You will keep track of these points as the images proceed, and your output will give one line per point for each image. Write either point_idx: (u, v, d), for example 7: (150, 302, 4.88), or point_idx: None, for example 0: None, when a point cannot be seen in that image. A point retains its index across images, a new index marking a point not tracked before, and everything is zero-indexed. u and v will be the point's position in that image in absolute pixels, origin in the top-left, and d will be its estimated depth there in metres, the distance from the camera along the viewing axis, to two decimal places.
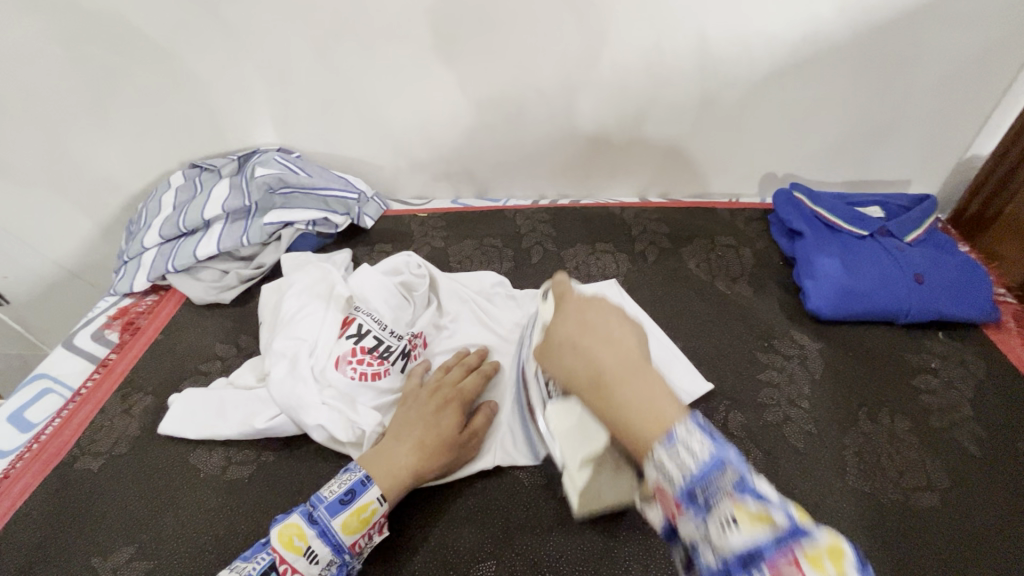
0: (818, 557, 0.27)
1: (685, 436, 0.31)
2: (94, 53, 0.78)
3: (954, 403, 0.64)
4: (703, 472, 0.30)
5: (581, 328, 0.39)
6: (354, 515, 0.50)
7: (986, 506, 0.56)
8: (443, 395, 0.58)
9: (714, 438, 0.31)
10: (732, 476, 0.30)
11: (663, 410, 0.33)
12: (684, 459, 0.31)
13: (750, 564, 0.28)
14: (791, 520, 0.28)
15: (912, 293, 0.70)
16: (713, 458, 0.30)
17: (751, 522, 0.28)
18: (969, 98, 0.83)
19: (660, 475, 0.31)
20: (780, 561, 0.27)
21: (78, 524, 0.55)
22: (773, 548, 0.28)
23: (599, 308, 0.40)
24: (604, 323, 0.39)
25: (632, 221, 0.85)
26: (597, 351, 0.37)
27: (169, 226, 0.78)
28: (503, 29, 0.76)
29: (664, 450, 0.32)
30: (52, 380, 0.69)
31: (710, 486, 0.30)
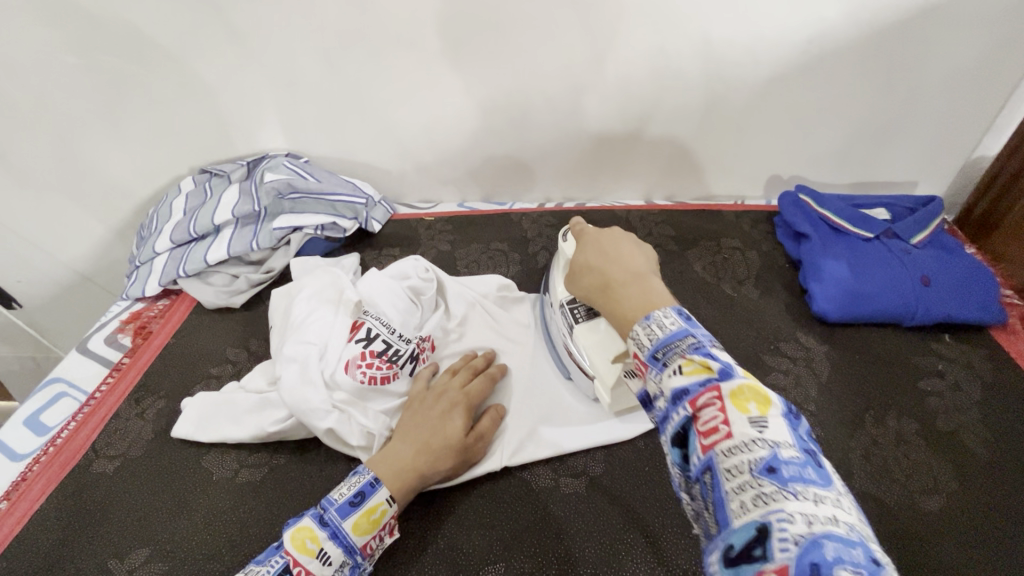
0: (743, 399, 0.34)
1: (660, 317, 0.41)
2: (106, 62, 0.79)
3: (961, 405, 0.64)
4: (667, 338, 0.39)
5: (598, 253, 0.54)
6: (365, 517, 0.50)
7: (994, 509, 0.56)
8: (449, 398, 0.58)
9: (686, 321, 0.40)
10: (688, 343, 0.38)
11: (653, 300, 0.45)
12: (655, 331, 0.40)
13: (681, 396, 0.35)
14: (727, 370, 0.35)
15: (918, 296, 0.70)
16: (679, 330, 0.39)
17: (694, 371, 0.36)
18: (975, 99, 0.82)
19: (637, 344, 0.41)
20: (704, 394, 0.35)
21: (95, 526, 0.56)
22: (703, 387, 0.35)
23: (614, 238, 0.56)
24: (617, 248, 0.54)
25: (638, 224, 0.86)
26: (608, 267, 0.51)
27: (180, 231, 0.79)
28: (509, 34, 0.76)
29: (641, 326, 0.41)
30: (67, 384, 0.70)
31: (670, 348, 0.38)
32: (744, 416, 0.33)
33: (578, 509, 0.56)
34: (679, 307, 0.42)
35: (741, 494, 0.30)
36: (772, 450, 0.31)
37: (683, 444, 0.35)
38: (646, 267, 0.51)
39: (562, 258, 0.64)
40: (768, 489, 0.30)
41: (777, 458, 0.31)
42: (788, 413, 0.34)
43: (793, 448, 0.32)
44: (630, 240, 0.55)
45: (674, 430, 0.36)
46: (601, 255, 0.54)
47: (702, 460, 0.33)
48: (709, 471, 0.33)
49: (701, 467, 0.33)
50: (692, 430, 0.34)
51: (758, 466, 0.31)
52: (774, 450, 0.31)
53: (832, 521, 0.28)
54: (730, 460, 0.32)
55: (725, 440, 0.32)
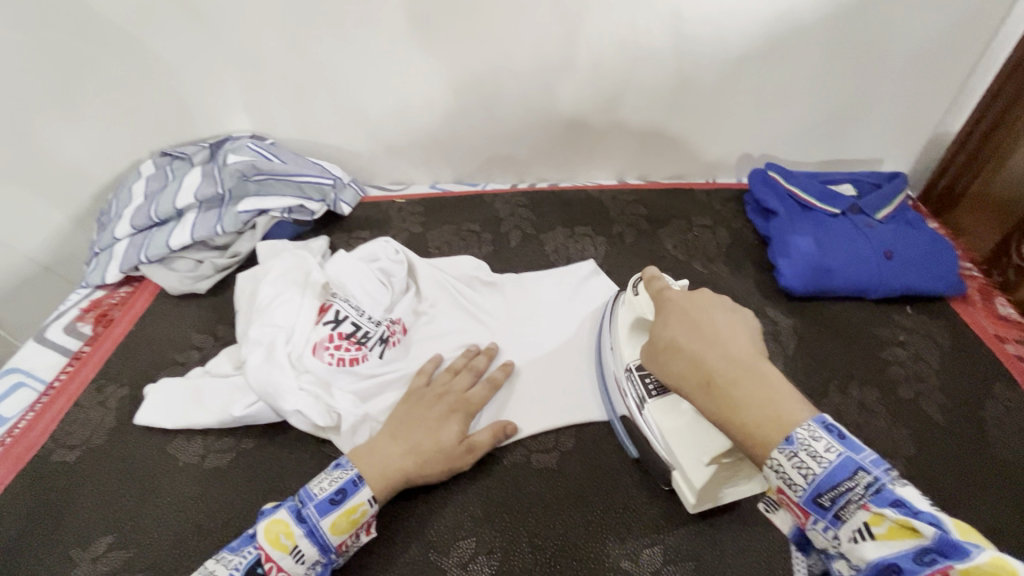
0: (975, 575, 0.29)
1: (809, 440, 0.35)
2: (55, 39, 0.75)
3: (921, 374, 0.66)
4: (832, 479, 0.34)
5: (688, 328, 0.46)
6: (344, 516, 0.49)
7: (950, 470, 0.58)
8: (448, 401, 0.57)
9: (843, 442, 0.35)
10: (862, 483, 0.34)
11: (778, 408, 0.38)
12: (808, 464, 0.35)
13: (888, 572, 0.32)
14: (937, 531, 0.31)
15: (881, 269, 0.71)
16: (842, 464, 0.34)
17: (889, 533, 0.32)
18: (938, 77, 0.84)
19: (784, 482, 0.36)
20: (921, 572, 0.31)
21: (55, 516, 0.54)
22: (914, 558, 0.31)
23: (707, 307, 0.47)
24: (712, 321, 0.46)
25: (611, 204, 0.86)
26: (703, 352, 0.43)
27: (140, 216, 0.76)
28: (478, 11, 0.75)
29: (783, 453, 0.36)
30: (24, 373, 0.68)
31: (842, 497, 0.34)
32: None
33: (548, 485, 0.56)
34: (821, 416, 0.37)
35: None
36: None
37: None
38: (750, 347, 0.43)
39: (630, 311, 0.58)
40: None
41: None
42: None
43: None
44: (721, 303, 0.48)
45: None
46: (692, 333, 0.45)
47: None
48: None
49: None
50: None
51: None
52: None
53: None
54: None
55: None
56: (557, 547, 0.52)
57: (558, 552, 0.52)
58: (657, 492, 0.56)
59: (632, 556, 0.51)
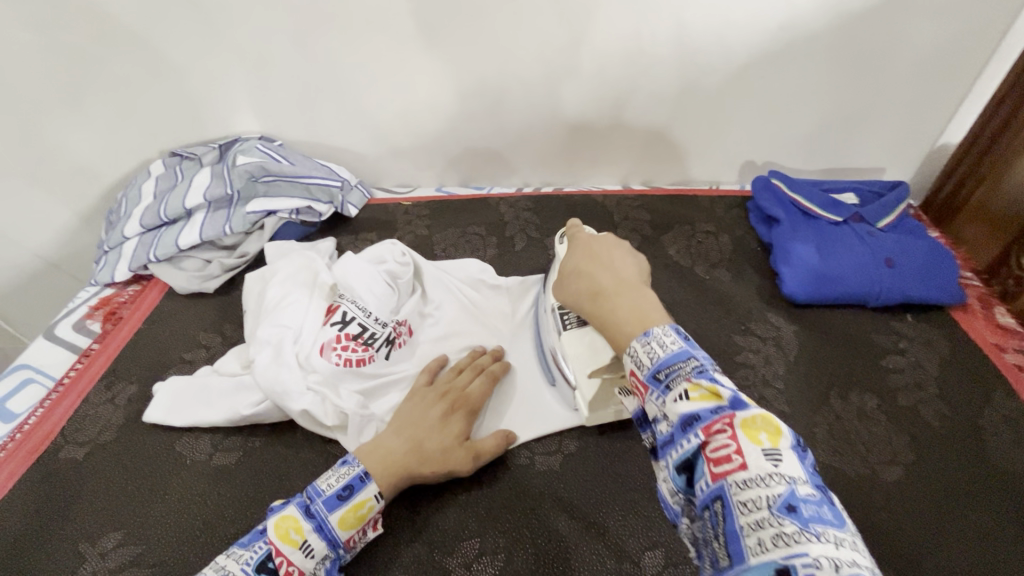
0: (754, 430, 0.34)
1: (660, 335, 0.41)
2: (69, 40, 0.77)
3: (920, 382, 0.66)
4: (670, 360, 0.39)
5: (587, 257, 0.53)
6: (352, 512, 0.50)
7: (948, 478, 0.58)
8: (449, 399, 0.58)
9: (685, 341, 0.40)
10: (692, 365, 0.38)
11: (646, 315, 0.44)
12: (656, 350, 0.40)
13: (690, 423, 0.36)
14: (736, 398, 0.36)
15: (882, 277, 0.72)
16: (680, 352, 0.39)
17: (702, 396, 0.37)
18: (939, 88, 0.85)
19: (636, 363, 0.41)
20: (714, 422, 0.35)
21: (65, 511, 0.55)
22: (714, 413, 0.36)
23: (606, 246, 0.54)
24: (605, 251, 0.53)
25: (615, 209, 0.86)
26: (597, 275, 0.50)
27: (150, 215, 0.78)
28: (485, 17, 0.76)
29: (639, 343, 0.42)
30: (34, 369, 0.69)
31: (673, 369, 0.38)
32: (757, 448, 0.34)
33: (552, 488, 0.57)
34: (675, 324, 0.42)
35: (759, 531, 0.31)
36: (789, 486, 0.32)
37: (689, 473, 0.36)
38: (633, 274, 0.50)
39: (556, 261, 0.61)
40: (786, 526, 0.30)
41: (793, 495, 0.31)
42: (799, 446, 0.35)
43: (806, 484, 0.32)
44: (621, 246, 0.54)
45: (681, 457, 0.36)
46: (592, 261, 0.52)
47: (713, 490, 0.34)
48: (720, 501, 0.33)
49: (711, 498, 0.34)
50: (702, 459, 0.35)
51: (777, 503, 0.31)
52: (791, 486, 0.32)
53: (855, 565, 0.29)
54: (746, 494, 0.32)
55: (739, 473, 0.33)
56: (559, 548, 0.53)
57: (560, 553, 0.52)
58: (657, 494, 0.56)
59: (633, 559, 0.52)
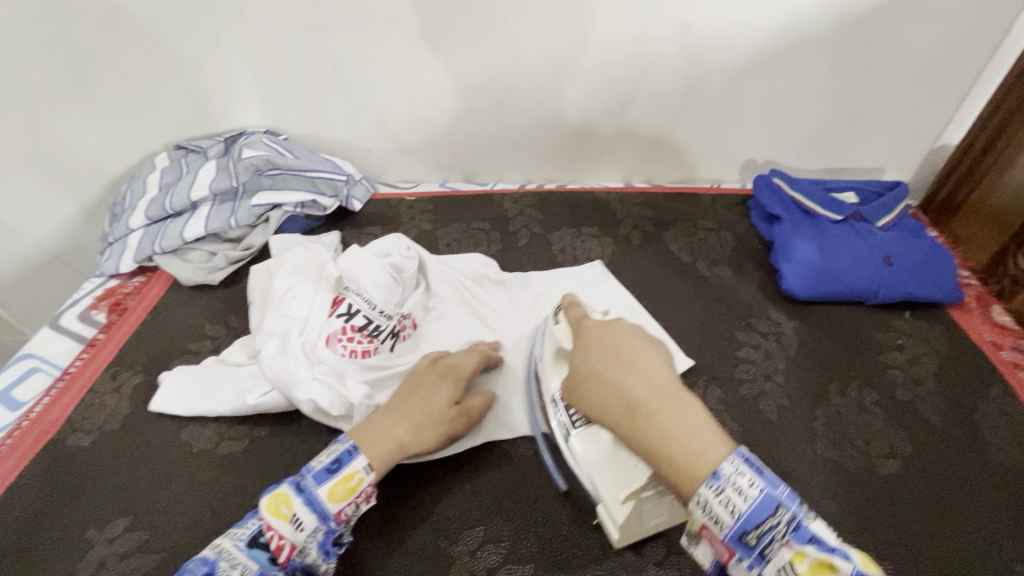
0: None
1: (732, 475, 0.41)
2: (76, 32, 0.77)
3: (918, 377, 0.67)
4: (757, 519, 0.39)
5: (609, 359, 0.50)
6: (341, 484, 0.50)
7: (944, 471, 0.59)
8: (436, 369, 0.59)
9: (761, 479, 0.40)
10: (784, 520, 0.39)
11: (696, 439, 0.43)
12: (738, 502, 0.40)
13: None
14: (848, 565, 0.38)
15: (881, 274, 0.73)
16: (764, 501, 0.40)
17: (811, 568, 0.38)
18: (939, 89, 0.86)
19: (712, 519, 0.41)
20: None
21: (71, 498, 0.55)
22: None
23: (622, 341, 0.51)
24: (628, 350, 0.50)
25: (618, 206, 0.87)
26: (628, 383, 0.48)
27: (155, 207, 0.78)
28: (492, 14, 0.76)
29: (710, 488, 0.41)
30: (39, 358, 0.69)
31: (766, 533, 0.40)
32: None
33: (554, 478, 0.57)
34: (738, 449, 0.42)
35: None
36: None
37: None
38: (665, 371, 0.48)
39: (551, 339, 0.59)
40: None
41: None
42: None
43: None
44: (641, 336, 0.52)
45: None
46: (614, 361, 0.50)
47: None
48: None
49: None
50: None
51: None
52: None
53: None
54: None
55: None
56: (561, 536, 0.53)
57: (562, 540, 0.53)
58: None
59: (635, 548, 0.53)
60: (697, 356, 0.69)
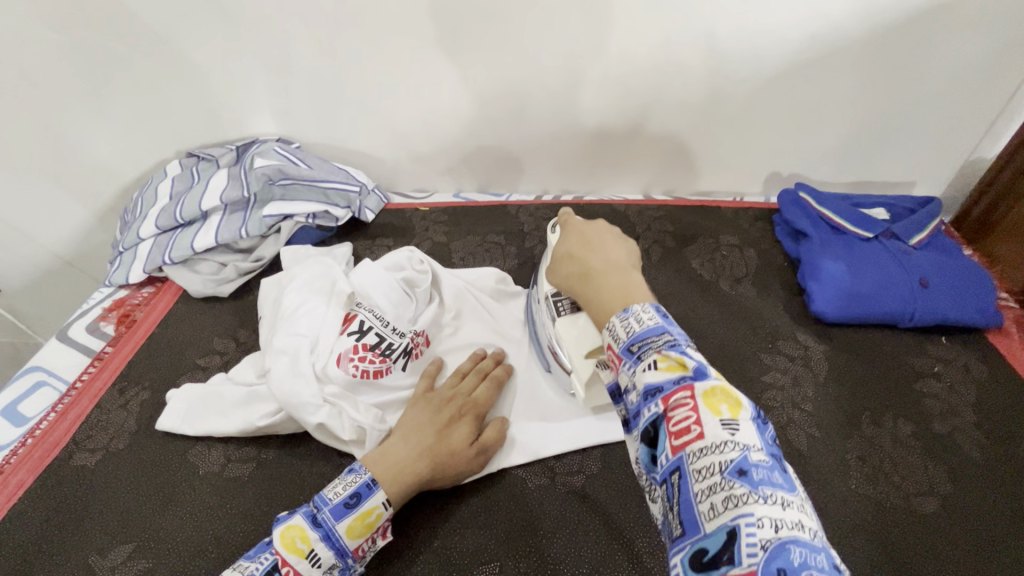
0: (716, 401, 0.33)
1: (638, 311, 0.39)
2: (89, 39, 0.76)
3: (956, 408, 0.64)
4: (644, 333, 0.37)
5: (578, 241, 0.50)
6: (359, 520, 0.49)
7: (987, 511, 0.56)
8: (456, 404, 0.57)
9: (663, 318, 0.38)
10: (665, 339, 0.36)
11: (631, 294, 0.42)
12: (632, 325, 0.38)
13: (653, 394, 0.34)
14: (702, 369, 0.35)
15: (916, 296, 0.70)
16: (656, 327, 0.37)
17: (669, 367, 0.35)
18: (976, 101, 0.82)
19: (613, 336, 0.39)
20: (679, 394, 0.34)
21: (75, 522, 0.54)
22: (676, 385, 0.34)
23: (597, 229, 0.51)
24: (599, 238, 0.50)
25: (637, 219, 0.84)
26: (588, 257, 0.48)
27: (166, 217, 0.76)
28: (511, 22, 0.74)
29: (619, 318, 0.39)
30: (46, 372, 0.68)
31: (646, 343, 0.36)
32: (716, 419, 0.32)
33: (573, 510, 0.55)
34: (656, 302, 0.40)
35: (711, 495, 0.31)
36: (743, 452, 0.31)
37: (651, 445, 0.35)
38: (629, 259, 0.47)
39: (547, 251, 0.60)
40: (738, 491, 0.30)
41: (746, 461, 0.31)
42: (759, 419, 0.34)
43: (761, 451, 0.32)
44: (614, 232, 0.51)
45: (644, 428, 0.35)
46: (583, 245, 0.49)
47: (673, 459, 0.33)
48: (678, 472, 0.32)
49: (670, 469, 0.33)
50: (662, 430, 0.34)
51: (728, 468, 0.31)
52: (745, 453, 0.31)
53: (797, 528, 0.29)
54: (701, 460, 0.32)
55: (696, 442, 0.32)
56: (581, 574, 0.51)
57: None
58: None
59: None
60: (721, 380, 0.66)
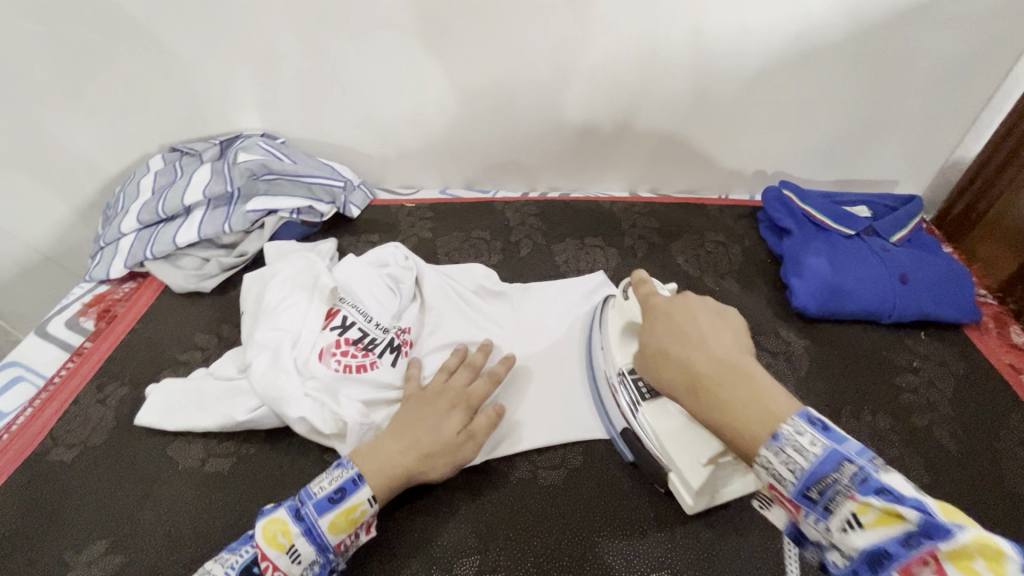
0: (965, 556, 0.30)
1: (792, 437, 0.38)
2: (69, 30, 0.75)
3: (934, 402, 0.65)
4: (818, 471, 0.36)
5: (673, 334, 0.48)
6: (343, 516, 0.48)
7: (963, 504, 0.57)
8: (447, 396, 0.56)
9: (826, 438, 0.37)
10: (849, 473, 0.35)
11: (768, 405, 0.40)
12: (796, 460, 0.37)
13: (880, 561, 0.33)
14: (925, 517, 0.32)
15: (896, 292, 0.71)
16: (828, 456, 0.36)
17: (876, 519, 0.34)
18: (956, 100, 0.83)
19: (775, 477, 0.38)
20: (908, 555, 0.32)
21: (49, 517, 0.53)
22: (902, 545, 0.32)
23: (686, 310, 0.50)
24: (692, 324, 0.48)
25: (623, 216, 0.85)
26: (688, 355, 0.46)
27: (147, 211, 0.75)
28: (497, 16, 0.74)
29: (771, 448, 0.38)
30: (24, 367, 0.67)
31: (827, 487, 0.36)
32: None
33: (555, 504, 0.55)
34: (805, 411, 0.39)
35: None
36: None
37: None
38: (733, 346, 0.46)
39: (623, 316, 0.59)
40: None
41: None
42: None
43: None
44: (707, 308, 0.50)
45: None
46: (678, 337, 0.48)
47: None
48: None
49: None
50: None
51: None
52: None
53: None
54: None
55: None
56: (561, 566, 0.51)
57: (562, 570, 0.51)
58: (665, 513, 0.55)
59: None
60: None
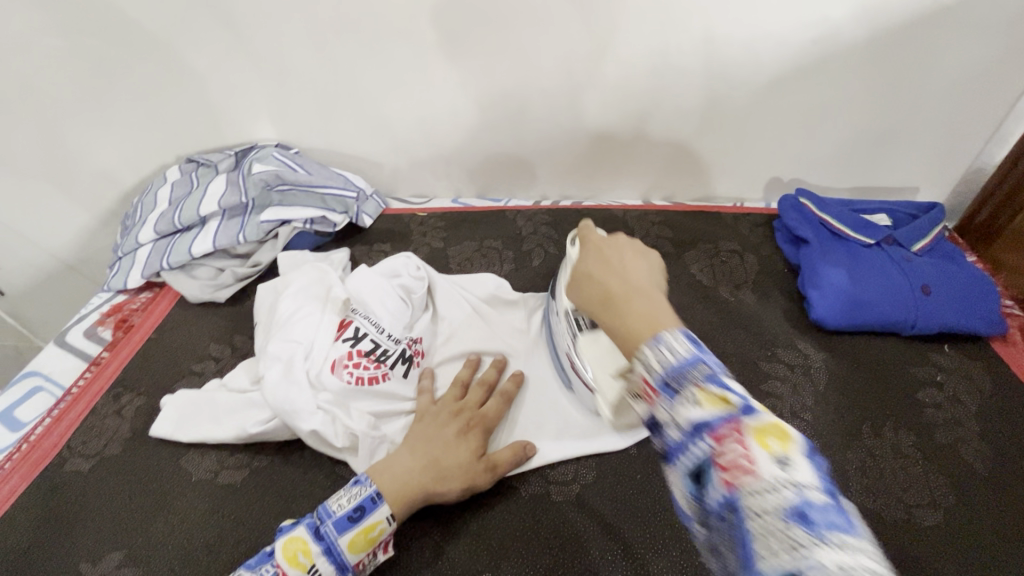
0: (766, 435, 0.29)
1: (670, 340, 0.33)
2: (90, 45, 0.76)
3: (960, 419, 0.63)
4: (680, 365, 0.32)
5: (598, 261, 0.43)
6: (362, 535, 0.48)
7: (991, 526, 0.55)
8: (465, 418, 0.56)
9: (696, 346, 0.33)
10: (702, 372, 0.31)
11: (659, 320, 0.35)
12: (665, 354, 0.32)
13: (700, 431, 0.30)
14: (746, 402, 0.30)
15: (919, 303, 0.69)
16: (692, 358, 0.32)
17: (709, 401, 0.30)
18: (980, 105, 0.81)
19: (644, 368, 0.33)
20: (726, 432, 0.29)
21: (66, 528, 0.54)
22: (722, 420, 0.29)
23: (617, 246, 0.44)
24: (618, 258, 0.43)
25: (635, 224, 0.84)
26: (609, 279, 0.40)
27: (164, 222, 0.76)
28: (508, 27, 0.74)
29: (650, 348, 0.33)
30: (43, 378, 0.68)
31: (683, 376, 0.31)
32: (770, 456, 0.28)
33: (566, 519, 0.54)
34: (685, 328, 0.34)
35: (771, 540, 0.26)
36: (799, 493, 0.26)
37: (697, 480, 0.30)
38: (652, 281, 0.41)
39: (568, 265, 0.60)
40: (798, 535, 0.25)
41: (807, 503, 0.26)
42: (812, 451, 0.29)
43: (819, 490, 0.27)
44: (636, 246, 0.44)
45: (691, 464, 0.30)
46: (602, 264, 0.42)
47: (725, 499, 0.28)
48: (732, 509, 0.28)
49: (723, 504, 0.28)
50: (710, 468, 0.29)
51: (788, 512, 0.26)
52: (803, 494, 0.26)
53: None
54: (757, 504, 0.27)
55: (750, 479, 0.28)
56: None
57: None
58: (680, 531, 0.54)
59: None
60: None
